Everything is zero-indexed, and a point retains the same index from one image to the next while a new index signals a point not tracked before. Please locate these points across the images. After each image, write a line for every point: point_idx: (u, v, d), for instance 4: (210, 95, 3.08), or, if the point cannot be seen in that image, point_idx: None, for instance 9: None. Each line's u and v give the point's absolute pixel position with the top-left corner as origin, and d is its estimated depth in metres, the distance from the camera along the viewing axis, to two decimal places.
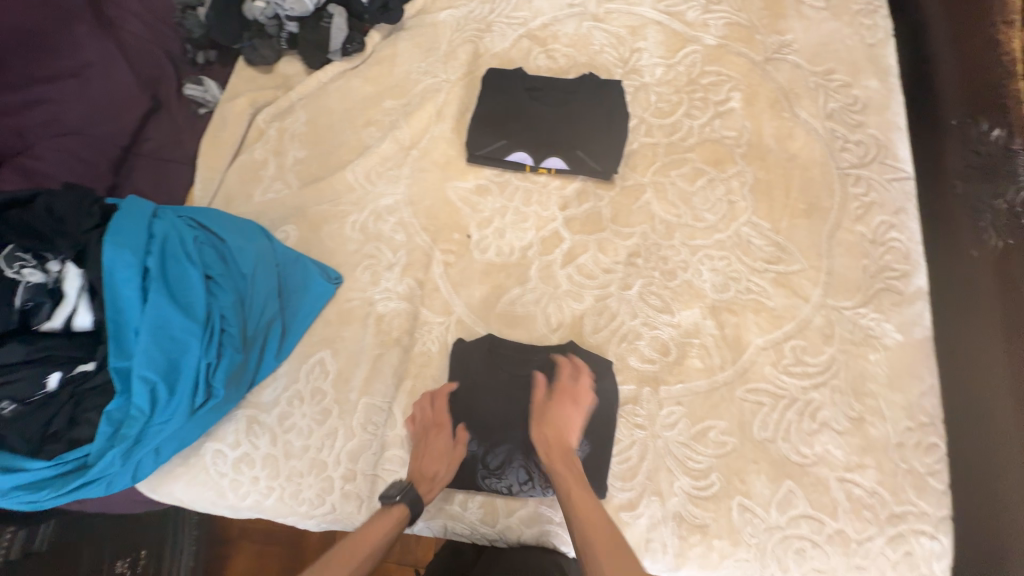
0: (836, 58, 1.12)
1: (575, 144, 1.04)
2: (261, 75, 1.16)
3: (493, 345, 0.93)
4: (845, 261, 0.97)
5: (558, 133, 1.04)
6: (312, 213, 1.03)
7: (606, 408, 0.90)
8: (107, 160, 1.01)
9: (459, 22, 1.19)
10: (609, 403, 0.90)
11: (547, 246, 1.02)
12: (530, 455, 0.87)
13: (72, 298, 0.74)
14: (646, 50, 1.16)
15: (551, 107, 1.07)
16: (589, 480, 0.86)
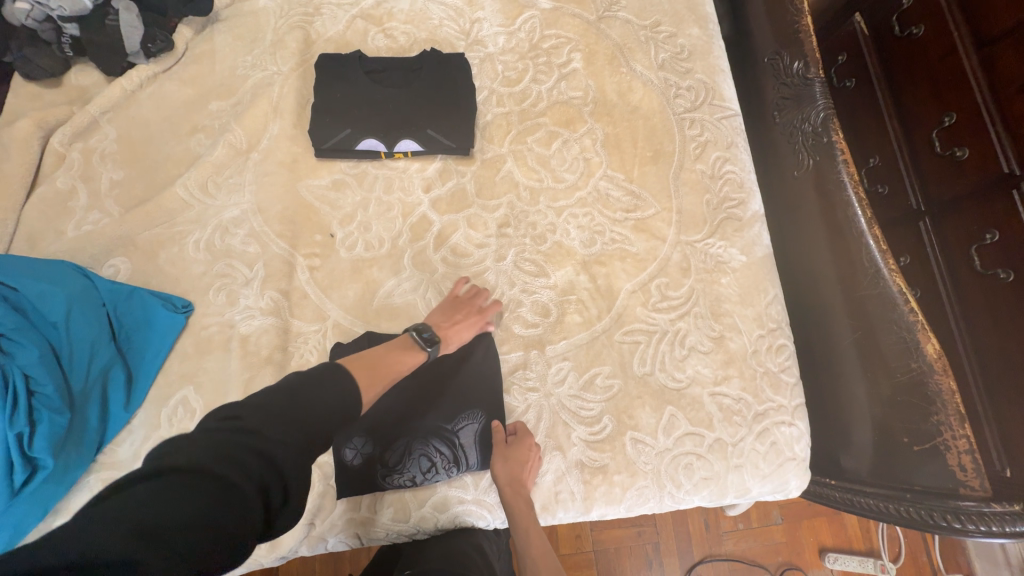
0: (660, 11, 1.19)
1: (425, 123, 1.01)
2: (47, 91, 0.99)
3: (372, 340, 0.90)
4: (691, 199, 1.05)
5: (406, 114, 1.00)
6: (143, 240, 0.92)
7: (496, 380, 0.92)
8: None
9: (282, 7, 1.09)
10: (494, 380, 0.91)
11: (416, 231, 0.99)
12: (429, 441, 0.86)
13: None
14: (485, 19, 1.14)
15: (395, 88, 1.03)
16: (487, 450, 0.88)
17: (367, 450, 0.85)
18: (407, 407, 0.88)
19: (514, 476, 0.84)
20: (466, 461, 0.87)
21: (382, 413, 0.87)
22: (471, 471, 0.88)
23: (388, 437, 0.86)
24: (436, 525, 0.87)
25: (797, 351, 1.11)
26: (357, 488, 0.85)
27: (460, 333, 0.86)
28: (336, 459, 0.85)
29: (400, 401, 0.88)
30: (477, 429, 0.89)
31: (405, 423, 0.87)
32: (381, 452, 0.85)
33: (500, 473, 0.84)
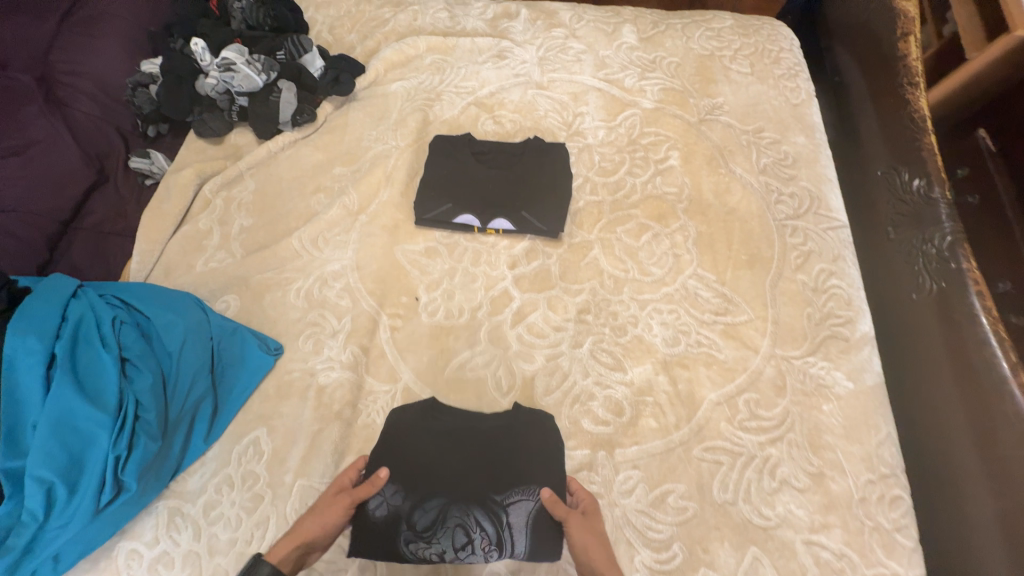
0: (764, 118, 1.19)
1: (520, 205, 1.06)
2: (211, 146, 1.17)
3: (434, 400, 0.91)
4: (789, 310, 0.98)
5: (501, 196, 1.07)
6: (255, 282, 1.01)
7: (553, 451, 0.87)
8: (43, 234, 0.98)
9: (410, 92, 1.24)
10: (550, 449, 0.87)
11: (497, 305, 1.01)
12: (472, 512, 0.81)
13: None
14: (588, 114, 1.21)
15: (496, 170, 1.10)
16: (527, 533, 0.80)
17: (399, 502, 0.82)
18: (449, 470, 0.85)
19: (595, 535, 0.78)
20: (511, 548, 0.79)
21: (422, 471, 0.85)
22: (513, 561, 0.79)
23: (424, 497, 0.83)
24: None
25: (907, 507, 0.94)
26: (380, 542, 0.80)
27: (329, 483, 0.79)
28: (361, 513, 0.81)
29: (453, 467, 0.85)
30: (520, 504, 0.83)
31: (442, 486, 0.84)
32: (412, 512, 0.82)
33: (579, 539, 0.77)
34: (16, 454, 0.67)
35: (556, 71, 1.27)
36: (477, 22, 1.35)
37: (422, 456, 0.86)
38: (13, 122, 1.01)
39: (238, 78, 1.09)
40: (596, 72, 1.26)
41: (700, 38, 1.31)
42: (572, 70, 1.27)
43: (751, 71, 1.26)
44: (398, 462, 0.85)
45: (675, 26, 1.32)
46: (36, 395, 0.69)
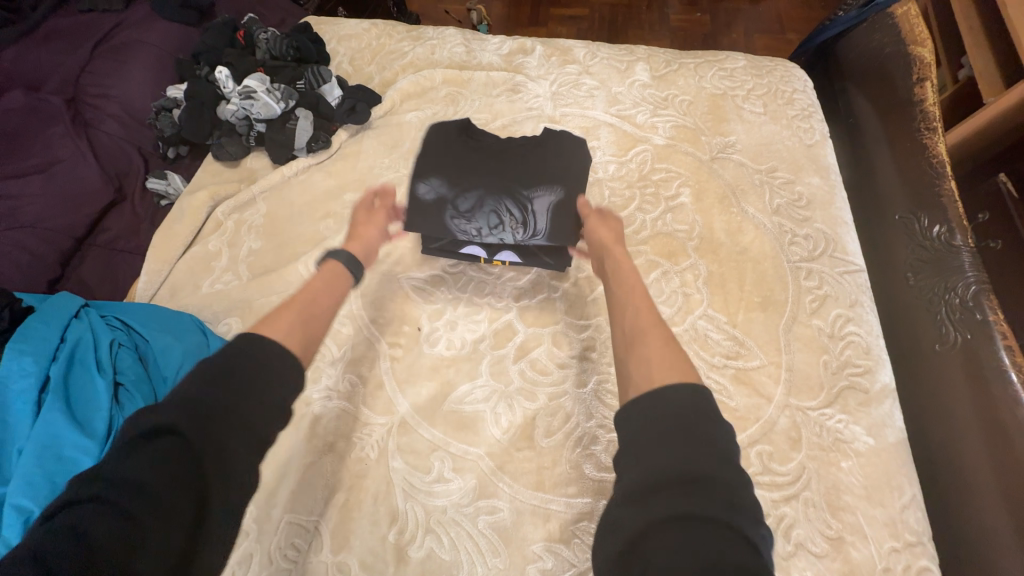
0: (777, 157, 1.18)
1: (520, 186, 0.97)
2: (226, 169, 1.18)
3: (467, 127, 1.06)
4: (804, 357, 0.94)
5: (500, 176, 0.98)
6: (257, 305, 1.01)
7: (571, 158, 1.01)
8: (57, 250, 1.01)
9: (423, 122, 1.26)
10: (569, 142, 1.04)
11: (499, 339, 0.98)
12: (508, 198, 0.96)
13: None
14: (599, 148, 1.21)
15: (501, 151, 1.02)
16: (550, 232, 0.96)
17: (444, 190, 0.97)
18: (482, 164, 0.99)
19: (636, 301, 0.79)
20: (535, 223, 0.96)
21: (459, 162, 0.99)
22: (534, 237, 0.97)
23: (461, 182, 0.98)
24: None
25: None
26: (431, 219, 0.97)
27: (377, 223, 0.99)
28: (413, 191, 0.98)
29: (482, 145, 1.03)
30: (552, 202, 0.97)
31: (478, 176, 0.98)
32: (453, 195, 0.97)
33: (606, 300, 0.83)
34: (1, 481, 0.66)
35: (569, 105, 1.28)
36: (493, 57, 1.39)
37: (459, 157, 1.00)
38: (43, 142, 1.07)
39: (257, 106, 1.13)
40: (609, 107, 1.27)
41: (713, 78, 1.31)
42: (585, 105, 1.28)
43: (764, 110, 1.25)
44: (429, 160, 1.00)
45: (688, 65, 1.34)
46: (27, 418, 0.68)
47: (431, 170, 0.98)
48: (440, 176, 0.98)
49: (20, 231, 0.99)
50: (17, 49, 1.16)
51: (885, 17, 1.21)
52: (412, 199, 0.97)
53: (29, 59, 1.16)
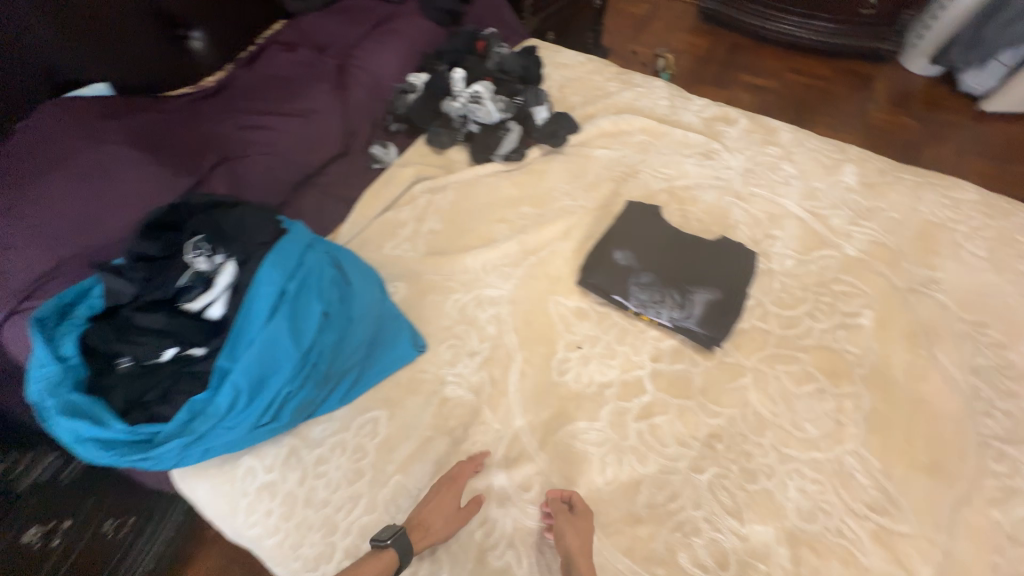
0: (991, 313, 1.04)
1: (685, 280, 1.04)
2: (431, 152, 1.33)
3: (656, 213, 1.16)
4: (968, 547, 0.82)
5: (676, 268, 1.06)
6: (424, 279, 1.12)
7: (739, 273, 1.05)
8: (292, 181, 1.26)
9: (611, 162, 1.31)
10: (743, 256, 1.09)
11: (627, 391, 0.99)
12: (682, 288, 1.03)
13: (216, 291, 0.83)
14: (780, 238, 1.17)
15: (689, 248, 1.09)
16: (710, 321, 1.00)
17: (632, 262, 1.07)
18: (668, 252, 1.09)
19: (587, 555, 0.78)
20: (691, 310, 1.01)
21: (649, 243, 1.10)
22: (687, 324, 1.01)
23: (646, 259, 1.07)
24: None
25: None
26: (611, 280, 1.06)
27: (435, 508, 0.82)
28: (608, 256, 1.09)
29: (671, 232, 1.12)
30: (708, 301, 1.02)
31: (660, 261, 1.07)
32: (638, 269, 1.06)
33: (573, 549, 0.78)
34: (230, 357, 0.80)
35: (759, 186, 1.25)
36: (693, 118, 1.41)
37: (649, 239, 1.11)
38: (312, 92, 1.30)
39: (480, 111, 1.28)
40: (802, 200, 1.22)
41: (932, 203, 1.20)
42: (777, 191, 1.24)
43: (988, 255, 1.11)
44: (623, 231, 1.12)
45: (905, 182, 1.24)
46: (261, 316, 0.81)
47: (624, 242, 1.10)
48: (629, 250, 1.09)
49: (274, 157, 1.22)
50: (315, 16, 1.43)
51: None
52: (599, 257, 1.09)
53: (320, 25, 1.42)
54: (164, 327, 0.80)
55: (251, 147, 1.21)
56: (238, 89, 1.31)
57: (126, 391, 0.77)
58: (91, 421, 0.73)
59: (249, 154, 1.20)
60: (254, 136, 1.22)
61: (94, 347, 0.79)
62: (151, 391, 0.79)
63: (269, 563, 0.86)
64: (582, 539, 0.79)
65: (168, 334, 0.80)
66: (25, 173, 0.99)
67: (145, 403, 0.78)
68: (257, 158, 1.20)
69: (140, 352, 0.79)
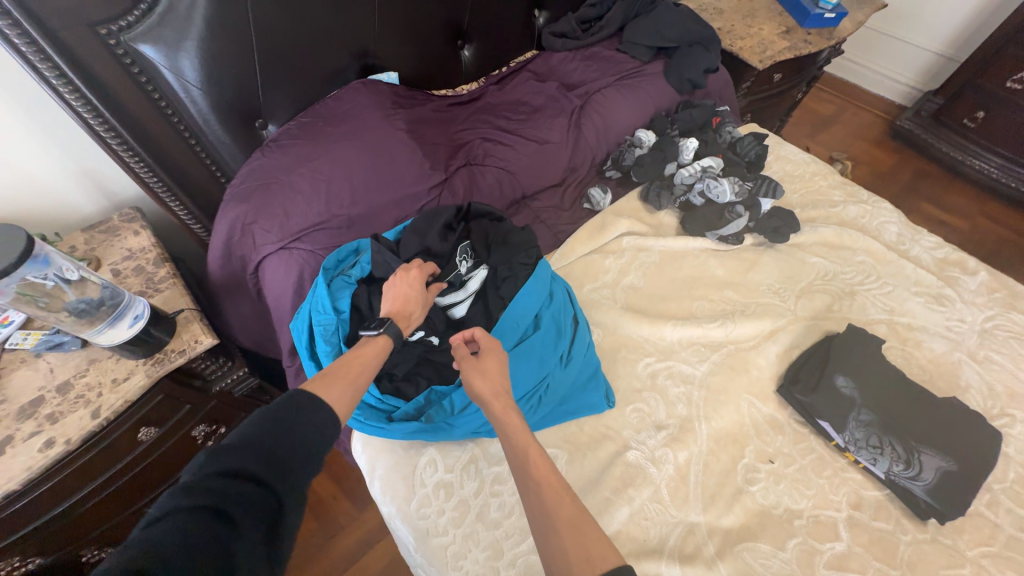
0: None
1: (915, 436, 0.94)
2: (643, 209, 1.35)
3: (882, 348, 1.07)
4: None
5: (905, 420, 0.96)
6: (619, 333, 1.12)
7: (979, 450, 0.93)
8: (512, 198, 1.33)
9: (826, 274, 1.25)
10: (986, 430, 0.96)
11: (819, 531, 0.90)
12: (911, 443, 0.93)
13: (467, 291, 0.92)
14: (1021, 421, 1.03)
15: (920, 400, 0.99)
16: (940, 495, 0.89)
17: (855, 394, 0.99)
18: (893, 396, 0.99)
19: (501, 395, 0.72)
20: (918, 473, 0.91)
21: (875, 380, 1.01)
22: (906, 487, 0.91)
23: (869, 396, 0.99)
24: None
25: None
26: (825, 404, 0.99)
27: (404, 279, 0.83)
28: (829, 377, 1.01)
29: (898, 376, 1.03)
30: (942, 472, 0.90)
31: (884, 403, 0.98)
32: (860, 402, 0.98)
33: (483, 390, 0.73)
34: None
35: (999, 354, 1.12)
36: (922, 254, 1.32)
37: (876, 375, 1.02)
38: (551, 125, 1.38)
39: (717, 188, 1.26)
40: None
41: None
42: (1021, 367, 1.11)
43: None
44: (847, 357, 1.04)
45: None
46: (509, 338, 0.90)
47: (846, 369, 1.02)
48: (850, 379, 1.01)
49: (506, 175, 1.30)
50: (565, 55, 1.54)
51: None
52: (814, 377, 1.04)
53: (569, 65, 1.53)
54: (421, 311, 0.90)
55: (491, 161, 1.30)
56: (489, 106, 1.42)
57: None
58: None
59: (488, 167, 1.29)
60: (495, 151, 1.31)
61: (361, 306, 0.88)
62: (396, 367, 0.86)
63: (425, 563, 0.86)
64: (490, 382, 0.73)
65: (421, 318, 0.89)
66: (325, 132, 1.12)
67: (390, 375, 0.85)
68: (494, 173, 1.28)
69: None
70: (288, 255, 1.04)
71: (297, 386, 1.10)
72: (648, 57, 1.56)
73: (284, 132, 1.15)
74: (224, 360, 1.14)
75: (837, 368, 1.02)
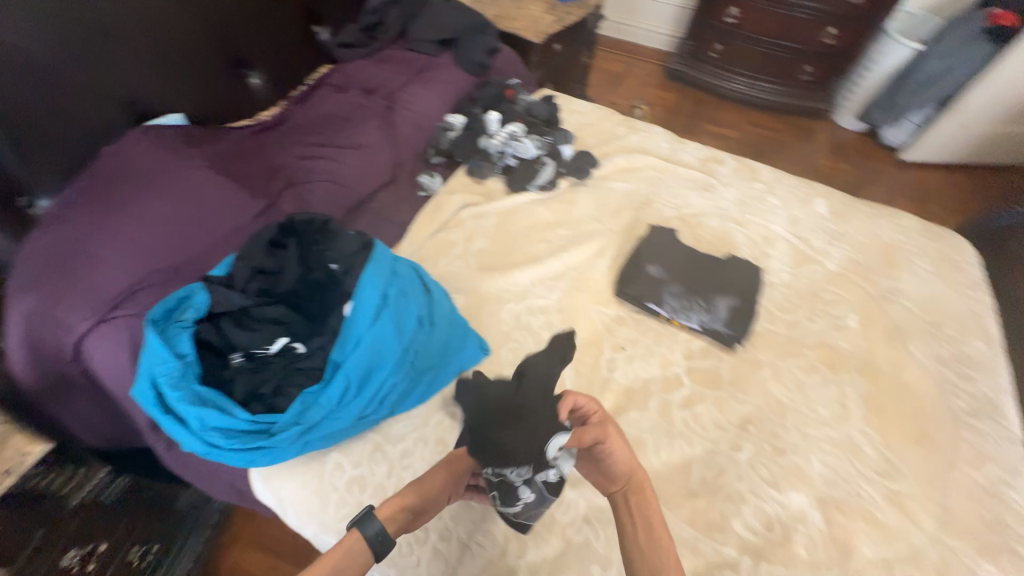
0: (945, 314, 1.28)
1: (708, 290, 1.23)
2: (473, 183, 1.49)
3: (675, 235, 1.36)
4: (960, 501, 0.98)
5: (700, 280, 1.25)
6: (480, 292, 1.25)
7: (751, 284, 1.25)
8: (348, 206, 1.36)
9: (628, 193, 1.52)
10: (751, 267, 1.29)
11: (668, 385, 1.13)
12: (706, 296, 1.22)
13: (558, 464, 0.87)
14: (775, 257, 1.39)
15: (706, 261, 1.29)
16: (733, 324, 1.19)
17: (662, 274, 1.25)
18: (689, 267, 1.27)
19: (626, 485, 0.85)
20: (715, 314, 1.20)
21: (674, 260, 1.28)
22: (712, 328, 1.19)
23: (674, 273, 1.26)
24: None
25: None
26: (646, 289, 1.24)
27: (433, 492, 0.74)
28: (642, 268, 1.26)
29: (690, 250, 1.32)
30: (730, 307, 1.20)
31: (685, 275, 1.26)
32: (668, 278, 1.25)
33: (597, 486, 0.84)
34: (339, 351, 0.88)
35: (753, 215, 1.49)
36: (690, 158, 1.67)
37: (675, 256, 1.29)
38: (365, 129, 1.44)
39: (520, 147, 1.46)
40: (788, 226, 1.47)
41: (886, 228, 1.48)
42: (767, 219, 1.49)
43: (933, 270, 1.39)
44: (652, 249, 1.31)
45: (862, 212, 1.52)
46: (366, 316, 0.89)
47: (651, 257, 1.29)
48: (658, 264, 1.27)
49: (334, 186, 1.33)
50: (360, 63, 1.61)
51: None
52: (634, 272, 1.26)
53: (366, 71, 1.60)
54: (277, 318, 0.91)
55: (313, 176, 1.31)
56: (295, 125, 1.42)
57: (244, 385, 0.85)
58: (219, 411, 0.79)
59: (312, 182, 1.30)
60: (315, 166, 1.33)
61: (210, 342, 0.87)
62: (264, 385, 0.85)
63: None
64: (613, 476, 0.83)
65: (279, 327, 0.91)
66: (112, 191, 1.03)
67: (261, 396, 0.85)
68: (320, 186, 1.30)
69: (255, 342, 0.87)
70: (111, 326, 0.96)
71: (175, 459, 1.03)
72: (435, 49, 1.71)
73: (61, 203, 1.04)
74: (73, 468, 1.02)
75: (647, 259, 1.29)
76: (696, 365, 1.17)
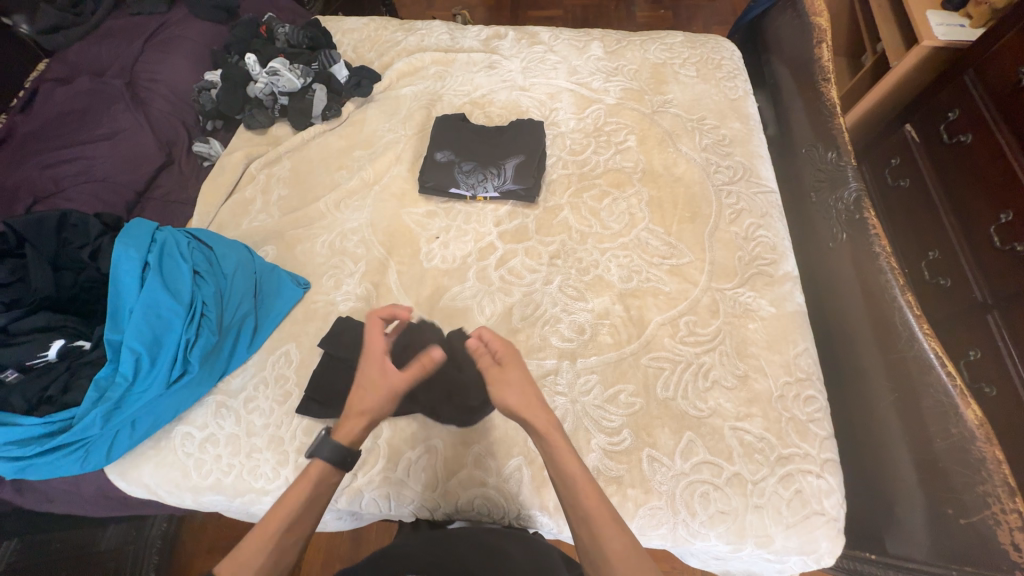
0: (707, 109, 1.43)
1: (497, 158, 1.30)
2: (257, 136, 1.44)
3: (462, 118, 1.40)
4: (724, 253, 1.18)
5: (488, 153, 1.32)
6: (288, 235, 1.25)
7: (536, 140, 1.33)
8: (124, 201, 1.25)
9: (417, 95, 1.51)
10: (534, 123, 1.37)
11: (483, 254, 1.23)
12: (494, 164, 1.29)
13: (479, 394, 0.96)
14: (561, 109, 1.46)
15: (492, 135, 1.36)
16: (525, 179, 1.27)
17: (453, 158, 1.31)
18: (477, 146, 1.33)
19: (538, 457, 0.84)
20: (504, 176, 1.28)
21: (461, 143, 1.34)
22: (508, 190, 1.28)
23: (464, 155, 1.31)
24: (479, 478, 0.97)
25: (842, 444, 1.13)
26: (441, 177, 1.29)
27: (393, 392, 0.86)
28: (432, 159, 1.31)
29: (477, 129, 1.37)
30: (518, 166, 1.28)
31: (474, 153, 1.32)
32: (459, 160, 1.30)
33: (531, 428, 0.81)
34: (117, 331, 0.89)
35: (536, 77, 1.54)
36: (472, 42, 1.65)
37: (462, 139, 1.34)
38: (109, 116, 1.32)
39: (282, 81, 1.39)
40: (569, 77, 1.53)
41: (655, 50, 1.58)
42: (550, 76, 1.54)
43: (697, 74, 1.51)
44: (441, 139, 1.35)
45: (635, 42, 1.60)
46: (133, 290, 0.92)
47: (440, 147, 1.33)
48: (448, 151, 1.32)
49: (95, 184, 1.23)
50: (79, 47, 1.44)
51: (790, 5, 1.56)
52: (428, 166, 1.31)
53: (91, 53, 1.44)
54: (51, 324, 0.92)
55: (66, 182, 1.22)
56: (27, 137, 1.29)
57: (24, 395, 0.85)
58: (4, 425, 0.82)
59: (68, 189, 1.21)
60: (65, 172, 1.23)
61: None
62: (51, 387, 0.86)
63: (238, 497, 0.97)
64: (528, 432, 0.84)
65: (56, 331, 0.92)
66: None
67: (49, 398, 0.86)
68: (77, 189, 1.21)
69: (25, 353, 0.87)
70: None
71: (35, 495, 1.03)
72: (165, 6, 1.54)
73: None
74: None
75: (437, 149, 1.33)
76: (506, 228, 1.26)
